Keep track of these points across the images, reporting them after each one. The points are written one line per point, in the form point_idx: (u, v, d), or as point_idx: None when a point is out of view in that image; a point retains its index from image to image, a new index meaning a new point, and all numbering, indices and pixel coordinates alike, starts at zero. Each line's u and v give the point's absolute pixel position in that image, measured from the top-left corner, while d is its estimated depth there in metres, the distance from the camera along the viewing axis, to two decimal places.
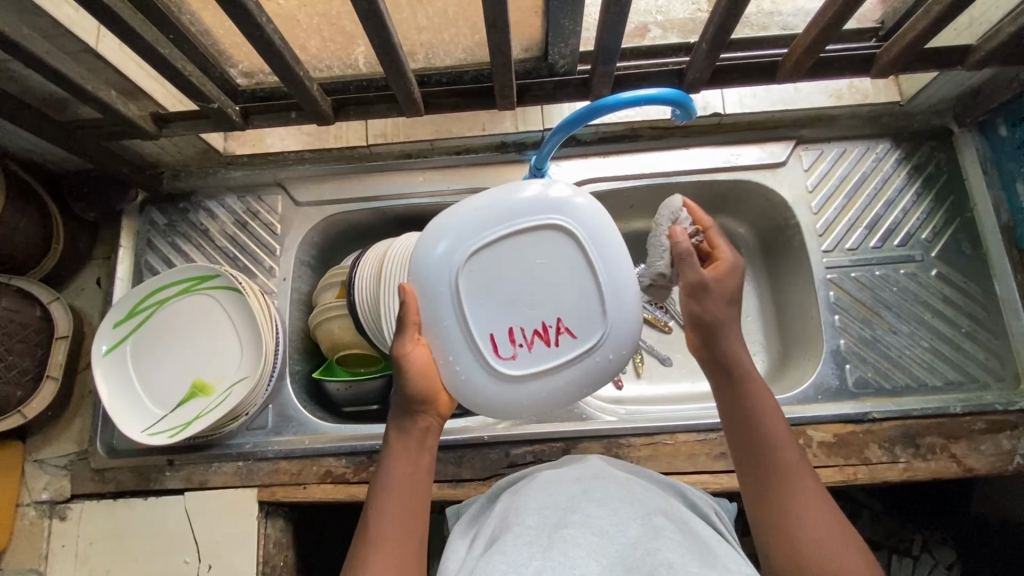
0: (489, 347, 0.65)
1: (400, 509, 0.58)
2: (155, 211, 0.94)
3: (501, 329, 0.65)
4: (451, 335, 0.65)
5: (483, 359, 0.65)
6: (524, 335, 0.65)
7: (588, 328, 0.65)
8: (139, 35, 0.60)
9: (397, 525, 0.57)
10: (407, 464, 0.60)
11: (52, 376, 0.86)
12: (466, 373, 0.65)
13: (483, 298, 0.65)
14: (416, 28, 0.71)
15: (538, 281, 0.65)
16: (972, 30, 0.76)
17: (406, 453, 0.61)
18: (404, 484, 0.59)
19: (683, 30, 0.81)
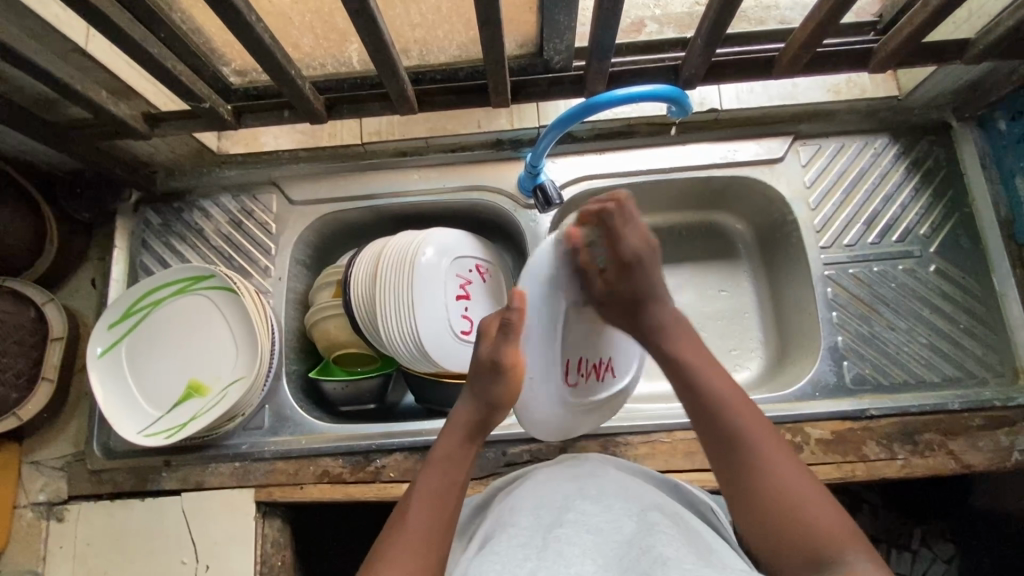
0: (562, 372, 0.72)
1: (430, 497, 0.60)
2: (150, 211, 0.94)
3: (575, 358, 0.72)
4: (546, 356, 0.70)
5: (557, 384, 0.71)
6: (586, 365, 0.73)
7: (622, 366, 0.77)
8: (127, 35, 0.59)
9: (425, 511, 0.59)
10: (451, 466, 0.63)
11: (47, 378, 0.86)
12: (540, 391, 0.71)
13: (568, 330, 0.71)
14: (409, 25, 0.71)
15: (610, 321, 0.74)
16: (970, 23, 0.75)
17: (453, 455, 0.65)
18: (442, 478, 0.62)
19: (680, 25, 0.79)
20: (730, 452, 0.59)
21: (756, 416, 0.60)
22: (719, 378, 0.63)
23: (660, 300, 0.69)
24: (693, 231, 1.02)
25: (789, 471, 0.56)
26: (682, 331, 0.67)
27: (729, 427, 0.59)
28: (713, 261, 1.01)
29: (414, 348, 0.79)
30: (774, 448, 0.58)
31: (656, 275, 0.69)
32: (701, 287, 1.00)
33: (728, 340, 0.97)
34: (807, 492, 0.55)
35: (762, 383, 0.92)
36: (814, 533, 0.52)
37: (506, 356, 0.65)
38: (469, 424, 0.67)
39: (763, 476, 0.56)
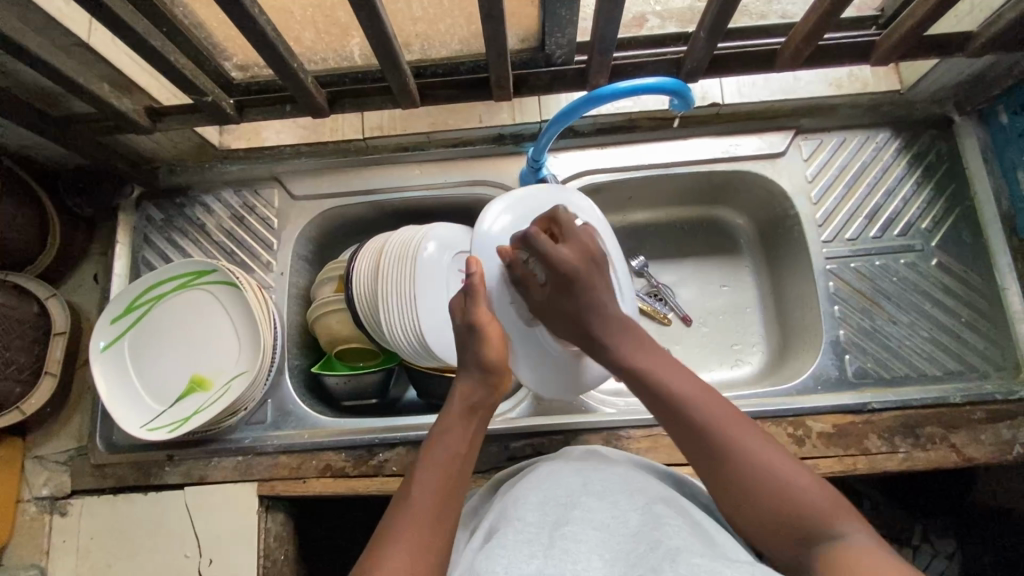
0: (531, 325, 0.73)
1: (437, 477, 0.58)
2: (151, 206, 0.94)
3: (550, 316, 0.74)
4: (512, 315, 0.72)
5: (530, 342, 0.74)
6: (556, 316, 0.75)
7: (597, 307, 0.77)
8: (131, 28, 0.59)
9: (432, 492, 0.57)
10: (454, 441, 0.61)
11: (50, 372, 0.86)
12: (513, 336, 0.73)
13: (526, 282, 0.72)
14: (411, 19, 0.71)
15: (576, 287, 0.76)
16: (972, 17, 0.75)
17: (455, 431, 0.62)
18: (446, 454, 0.60)
19: (682, 20, 0.80)
20: (703, 447, 0.56)
21: (717, 398, 0.58)
22: (672, 371, 0.60)
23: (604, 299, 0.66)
24: (694, 226, 1.02)
25: (760, 446, 0.55)
26: (628, 334, 0.64)
27: (695, 418, 0.57)
28: (715, 256, 1.01)
29: (416, 341, 0.79)
30: (742, 428, 0.56)
31: (603, 290, 0.67)
32: (702, 282, 1.00)
33: (730, 335, 0.97)
34: (783, 466, 0.53)
35: (764, 378, 0.93)
36: (803, 506, 0.51)
37: (477, 317, 0.66)
38: (470, 401, 0.64)
39: (738, 457, 0.54)
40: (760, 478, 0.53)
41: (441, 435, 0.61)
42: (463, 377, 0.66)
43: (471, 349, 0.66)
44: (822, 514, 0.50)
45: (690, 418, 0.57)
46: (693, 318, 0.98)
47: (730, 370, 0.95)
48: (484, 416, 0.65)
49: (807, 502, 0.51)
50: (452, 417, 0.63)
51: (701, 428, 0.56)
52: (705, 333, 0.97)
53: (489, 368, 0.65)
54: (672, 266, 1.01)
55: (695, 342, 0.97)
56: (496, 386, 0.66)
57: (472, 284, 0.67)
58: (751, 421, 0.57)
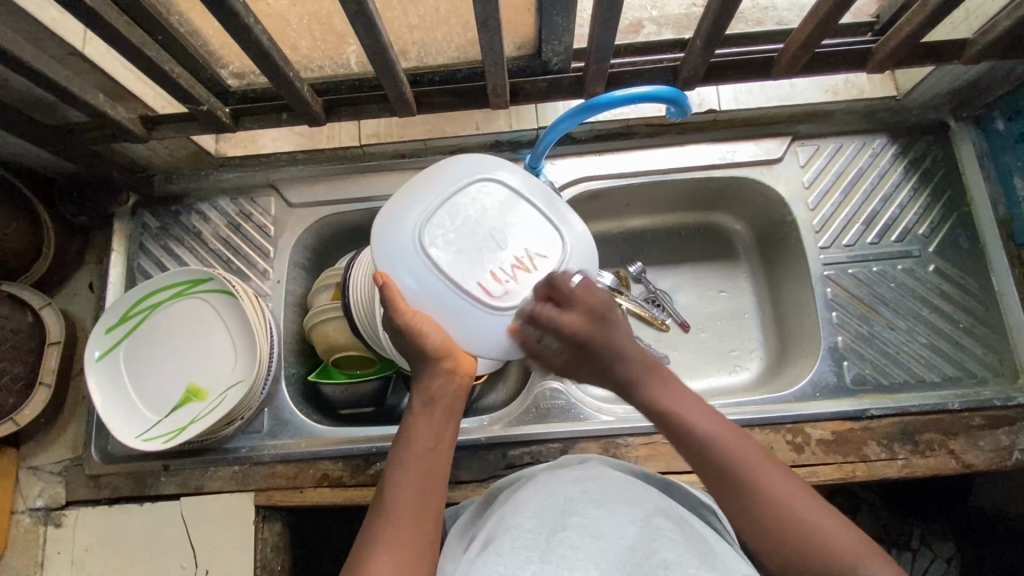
0: (479, 293, 0.64)
1: (415, 475, 0.58)
2: (147, 214, 0.93)
3: (483, 275, 0.64)
4: (445, 302, 0.64)
5: (486, 311, 0.64)
6: (504, 271, 0.65)
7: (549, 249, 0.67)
8: (126, 38, 0.59)
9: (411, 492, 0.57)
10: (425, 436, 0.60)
11: (44, 384, 0.86)
12: (465, 323, 0.64)
13: (461, 266, 0.64)
14: (408, 26, 0.71)
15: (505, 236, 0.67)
16: (967, 23, 0.76)
17: (426, 425, 0.61)
18: (417, 454, 0.59)
19: (679, 26, 0.80)
20: (733, 494, 0.55)
21: (745, 443, 0.57)
22: (701, 414, 0.60)
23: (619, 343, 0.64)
24: (691, 232, 1.02)
25: (790, 492, 0.54)
26: (657, 375, 0.63)
27: (723, 465, 0.56)
28: (713, 262, 1.01)
29: None
30: (768, 468, 0.55)
31: (617, 334, 0.65)
32: (700, 288, 1.00)
33: (728, 341, 0.97)
34: (816, 511, 0.52)
35: (762, 384, 0.93)
36: (833, 552, 0.50)
37: (402, 325, 0.61)
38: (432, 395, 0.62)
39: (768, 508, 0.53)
40: (791, 524, 0.52)
41: (410, 435, 0.61)
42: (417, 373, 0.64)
43: (412, 343, 0.62)
44: (854, 558, 0.49)
45: (718, 463, 0.56)
46: (691, 324, 0.98)
47: (729, 377, 0.95)
48: (447, 405, 0.63)
49: (837, 545, 0.50)
50: (417, 419, 0.62)
51: (728, 470, 0.55)
52: (703, 339, 0.97)
53: (434, 357, 0.62)
54: (670, 272, 1.01)
55: (693, 348, 0.96)
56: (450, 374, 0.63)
57: (390, 297, 0.61)
58: (780, 463, 0.56)
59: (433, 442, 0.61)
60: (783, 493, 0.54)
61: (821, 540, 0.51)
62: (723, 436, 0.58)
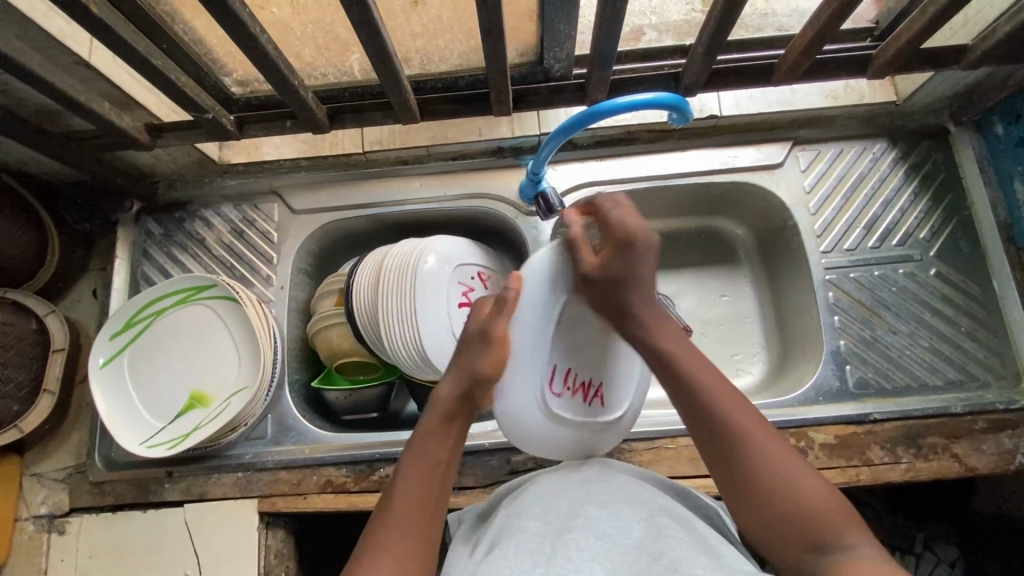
0: (546, 376, 0.67)
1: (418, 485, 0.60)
2: (150, 220, 0.94)
3: (561, 365, 0.67)
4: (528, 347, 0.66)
5: (539, 389, 0.66)
6: (575, 381, 0.68)
7: (615, 397, 0.70)
8: (132, 47, 0.59)
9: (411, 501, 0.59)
10: (432, 448, 0.63)
11: (49, 391, 0.86)
12: (516, 388, 0.66)
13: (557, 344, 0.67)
14: (411, 34, 0.71)
15: (593, 353, 0.69)
16: (966, 29, 0.76)
17: (435, 437, 0.64)
18: (426, 463, 0.62)
19: (680, 33, 0.80)
20: (721, 442, 0.58)
21: (740, 401, 0.60)
22: (702, 366, 0.62)
23: (642, 283, 0.66)
24: (693, 236, 1.02)
25: (776, 455, 0.57)
26: (660, 320, 0.65)
27: (718, 414, 0.59)
28: (715, 266, 1.02)
29: (417, 355, 0.79)
30: (758, 427, 0.58)
31: (644, 266, 0.66)
32: (701, 292, 1.00)
33: (730, 345, 0.97)
34: (798, 473, 0.56)
35: (764, 388, 0.93)
36: (808, 511, 0.53)
37: (495, 330, 0.65)
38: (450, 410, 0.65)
39: (754, 461, 0.56)
40: (774, 481, 0.55)
41: (421, 443, 0.63)
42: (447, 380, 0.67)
43: (470, 356, 0.65)
44: (829, 518, 0.53)
45: (712, 413, 0.59)
46: (693, 328, 0.98)
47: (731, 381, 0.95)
48: (465, 419, 0.66)
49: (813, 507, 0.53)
50: (431, 428, 0.64)
51: (719, 425, 0.58)
52: (706, 343, 0.97)
53: (474, 380, 0.65)
54: (672, 277, 1.02)
55: None
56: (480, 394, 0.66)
57: (509, 296, 0.65)
58: (770, 427, 0.59)
59: (442, 454, 0.63)
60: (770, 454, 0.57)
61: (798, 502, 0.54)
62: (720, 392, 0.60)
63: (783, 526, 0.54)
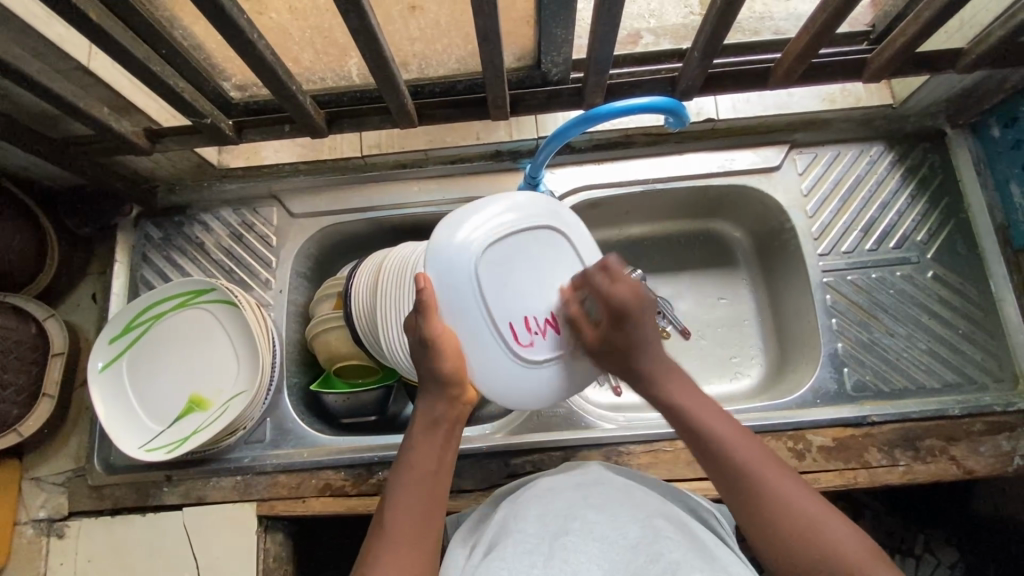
0: (508, 337, 0.65)
1: (412, 493, 0.59)
2: (150, 225, 0.94)
3: (517, 320, 0.66)
4: (472, 332, 0.64)
5: (506, 352, 0.66)
6: (537, 324, 0.67)
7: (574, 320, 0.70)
8: (131, 53, 0.59)
9: (408, 510, 0.58)
10: (423, 458, 0.62)
11: (48, 395, 0.86)
12: (482, 365, 0.65)
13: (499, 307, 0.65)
14: (408, 39, 0.72)
15: (536, 284, 0.68)
16: (962, 32, 0.77)
17: (425, 447, 0.62)
18: (416, 474, 0.61)
19: (676, 36, 0.80)
20: (738, 491, 0.57)
21: (753, 444, 0.59)
22: (716, 415, 0.62)
23: (648, 343, 0.66)
24: (691, 239, 1.02)
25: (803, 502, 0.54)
26: (670, 374, 0.66)
27: (732, 461, 0.58)
28: (713, 269, 1.02)
29: (415, 358, 0.79)
30: (773, 469, 0.57)
31: (646, 325, 0.66)
32: (699, 295, 1.01)
33: (728, 348, 0.97)
34: (824, 516, 0.53)
35: (763, 391, 0.93)
36: (839, 558, 0.51)
37: (431, 332, 0.61)
38: (433, 415, 0.63)
39: (776, 506, 0.54)
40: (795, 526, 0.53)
41: (412, 455, 0.62)
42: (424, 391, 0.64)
43: (426, 364, 0.62)
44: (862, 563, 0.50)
45: (725, 460, 0.59)
46: (691, 331, 0.98)
47: (730, 384, 0.95)
48: (451, 426, 0.64)
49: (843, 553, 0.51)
50: (419, 440, 0.63)
51: (738, 473, 0.57)
52: (704, 346, 0.97)
53: (448, 382, 0.63)
54: (670, 279, 1.02)
55: (694, 356, 0.97)
56: (457, 397, 0.64)
57: (426, 300, 0.60)
58: (792, 470, 0.58)
59: (435, 461, 0.62)
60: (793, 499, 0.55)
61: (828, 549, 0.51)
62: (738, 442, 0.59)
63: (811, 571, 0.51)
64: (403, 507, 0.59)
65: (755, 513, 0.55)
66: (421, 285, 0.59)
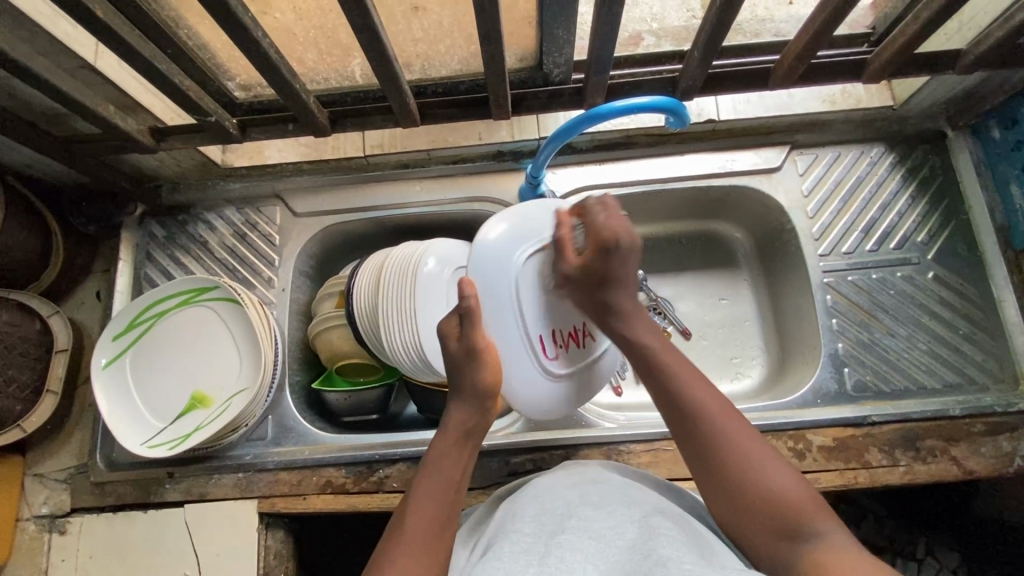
0: (537, 346, 0.73)
1: (434, 496, 0.61)
2: (154, 224, 0.95)
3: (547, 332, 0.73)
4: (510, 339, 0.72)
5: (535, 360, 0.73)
6: (562, 336, 0.75)
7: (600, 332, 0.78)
8: (137, 52, 0.60)
9: (429, 512, 0.60)
10: (448, 464, 0.64)
11: (52, 391, 0.86)
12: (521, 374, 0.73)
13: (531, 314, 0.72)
14: (411, 39, 0.72)
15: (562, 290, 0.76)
16: (961, 34, 0.77)
17: (450, 456, 0.65)
18: (438, 482, 0.62)
19: (677, 38, 0.82)
20: (699, 443, 0.61)
21: (718, 398, 0.63)
22: (685, 367, 0.65)
23: (627, 286, 0.70)
24: (692, 240, 1.03)
25: (752, 450, 0.59)
26: (642, 318, 0.70)
27: (698, 418, 0.61)
28: (714, 270, 1.02)
29: (416, 357, 0.79)
30: (727, 418, 0.61)
31: (630, 266, 0.70)
32: (701, 296, 1.01)
33: (729, 348, 0.97)
34: (770, 467, 0.58)
35: (764, 391, 0.93)
36: (787, 503, 0.56)
37: (476, 341, 0.67)
38: (465, 426, 0.67)
39: (730, 450, 0.59)
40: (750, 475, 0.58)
41: (436, 463, 0.64)
42: (456, 402, 0.69)
43: (469, 373, 0.68)
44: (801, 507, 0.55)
45: (693, 419, 0.61)
46: (692, 331, 0.98)
47: (731, 384, 0.95)
48: (476, 441, 0.68)
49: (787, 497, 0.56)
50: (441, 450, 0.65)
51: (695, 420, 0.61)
52: (705, 346, 0.97)
53: (485, 394, 0.68)
54: (671, 280, 1.02)
55: (695, 356, 0.97)
56: (488, 413, 0.69)
57: (468, 306, 0.67)
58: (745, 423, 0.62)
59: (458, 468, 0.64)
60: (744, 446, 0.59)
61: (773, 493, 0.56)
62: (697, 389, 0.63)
63: (758, 512, 0.56)
64: (424, 513, 0.59)
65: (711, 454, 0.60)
66: (467, 291, 0.67)
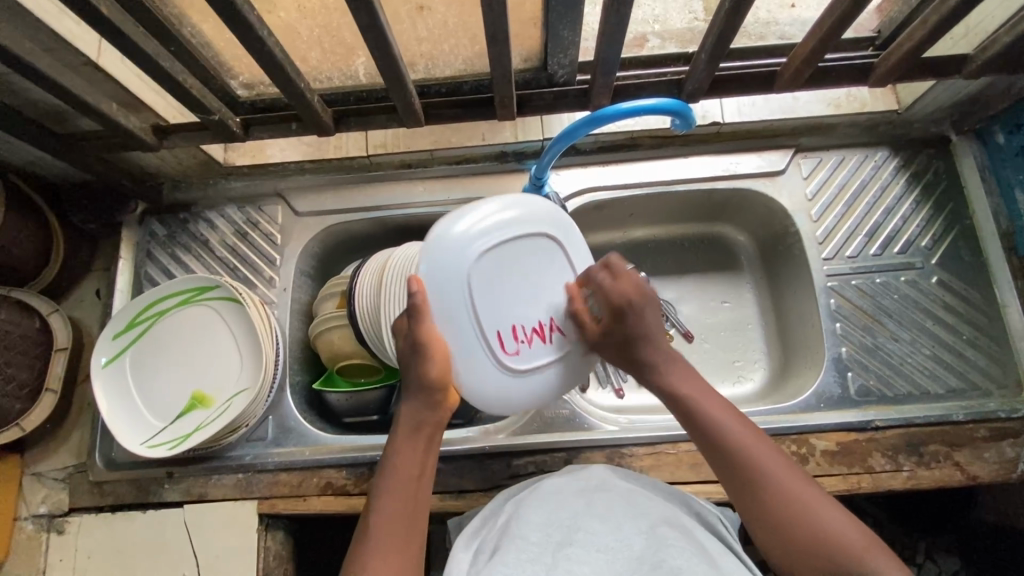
0: (494, 344, 0.67)
1: (390, 496, 0.61)
2: (155, 222, 0.94)
3: (505, 328, 0.68)
4: (459, 337, 0.66)
5: (489, 357, 0.68)
6: (525, 332, 0.69)
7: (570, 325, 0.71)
8: (142, 49, 0.60)
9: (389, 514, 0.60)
10: (404, 462, 0.63)
11: (50, 389, 0.86)
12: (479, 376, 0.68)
13: (489, 312, 0.67)
14: (416, 39, 0.72)
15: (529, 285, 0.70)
16: (968, 39, 0.77)
17: (405, 453, 0.64)
18: (396, 482, 0.62)
19: (682, 41, 0.81)
20: (737, 476, 0.60)
21: (757, 435, 0.62)
22: (719, 405, 0.65)
23: (653, 338, 0.69)
24: (694, 242, 1.02)
25: (799, 485, 0.58)
26: (676, 367, 0.68)
27: (736, 452, 0.61)
28: (717, 273, 1.02)
29: None
30: (769, 452, 0.61)
31: (649, 321, 0.69)
32: (703, 298, 1.00)
33: (731, 351, 0.97)
34: (816, 501, 0.57)
35: (766, 394, 0.93)
36: (837, 542, 0.54)
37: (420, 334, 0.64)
38: (417, 420, 0.65)
39: (772, 487, 0.58)
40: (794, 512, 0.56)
41: (394, 460, 0.63)
42: (408, 396, 0.66)
43: (414, 367, 0.64)
44: (855, 547, 0.53)
45: (733, 453, 0.61)
46: (694, 334, 0.98)
47: (732, 387, 0.95)
48: (434, 430, 0.66)
49: (839, 534, 0.54)
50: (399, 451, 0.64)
51: (735, 455, 0.61)
52: (707, 349, 0.97)
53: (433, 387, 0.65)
54: (673, 282, 1.02)
55: (697, 359, 0.96)
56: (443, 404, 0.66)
57: (416, 303, 0.64)
58: (789, 457, 0.61)
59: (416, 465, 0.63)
60: (785, 479, 0.58)
61: (821, 529, 0.55)
62: (733, 425, 0.63)
63: (810, 552, 0.55)
64: (389, 516, 0.60)
65: (754, 490, 0.59)
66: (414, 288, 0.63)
